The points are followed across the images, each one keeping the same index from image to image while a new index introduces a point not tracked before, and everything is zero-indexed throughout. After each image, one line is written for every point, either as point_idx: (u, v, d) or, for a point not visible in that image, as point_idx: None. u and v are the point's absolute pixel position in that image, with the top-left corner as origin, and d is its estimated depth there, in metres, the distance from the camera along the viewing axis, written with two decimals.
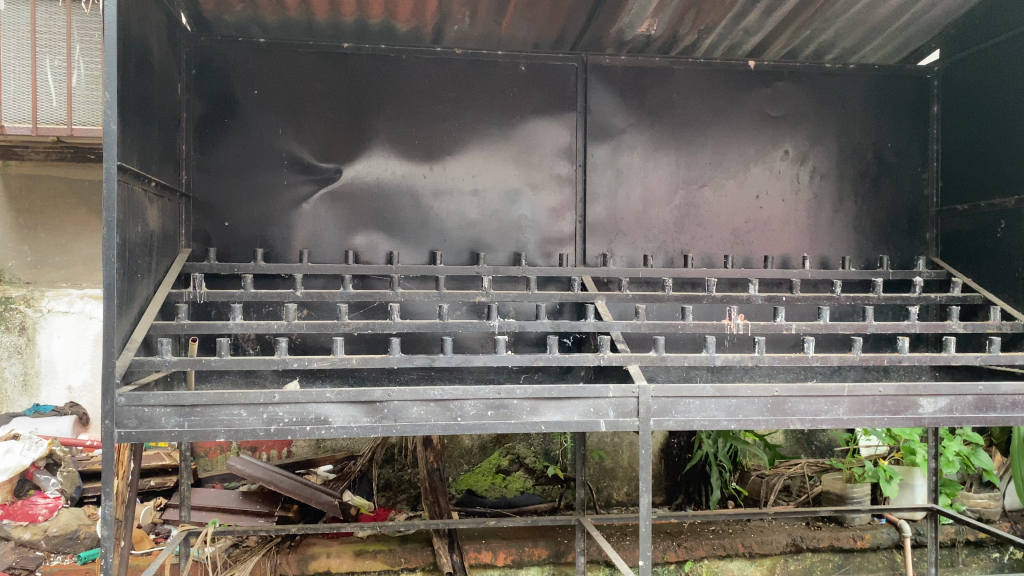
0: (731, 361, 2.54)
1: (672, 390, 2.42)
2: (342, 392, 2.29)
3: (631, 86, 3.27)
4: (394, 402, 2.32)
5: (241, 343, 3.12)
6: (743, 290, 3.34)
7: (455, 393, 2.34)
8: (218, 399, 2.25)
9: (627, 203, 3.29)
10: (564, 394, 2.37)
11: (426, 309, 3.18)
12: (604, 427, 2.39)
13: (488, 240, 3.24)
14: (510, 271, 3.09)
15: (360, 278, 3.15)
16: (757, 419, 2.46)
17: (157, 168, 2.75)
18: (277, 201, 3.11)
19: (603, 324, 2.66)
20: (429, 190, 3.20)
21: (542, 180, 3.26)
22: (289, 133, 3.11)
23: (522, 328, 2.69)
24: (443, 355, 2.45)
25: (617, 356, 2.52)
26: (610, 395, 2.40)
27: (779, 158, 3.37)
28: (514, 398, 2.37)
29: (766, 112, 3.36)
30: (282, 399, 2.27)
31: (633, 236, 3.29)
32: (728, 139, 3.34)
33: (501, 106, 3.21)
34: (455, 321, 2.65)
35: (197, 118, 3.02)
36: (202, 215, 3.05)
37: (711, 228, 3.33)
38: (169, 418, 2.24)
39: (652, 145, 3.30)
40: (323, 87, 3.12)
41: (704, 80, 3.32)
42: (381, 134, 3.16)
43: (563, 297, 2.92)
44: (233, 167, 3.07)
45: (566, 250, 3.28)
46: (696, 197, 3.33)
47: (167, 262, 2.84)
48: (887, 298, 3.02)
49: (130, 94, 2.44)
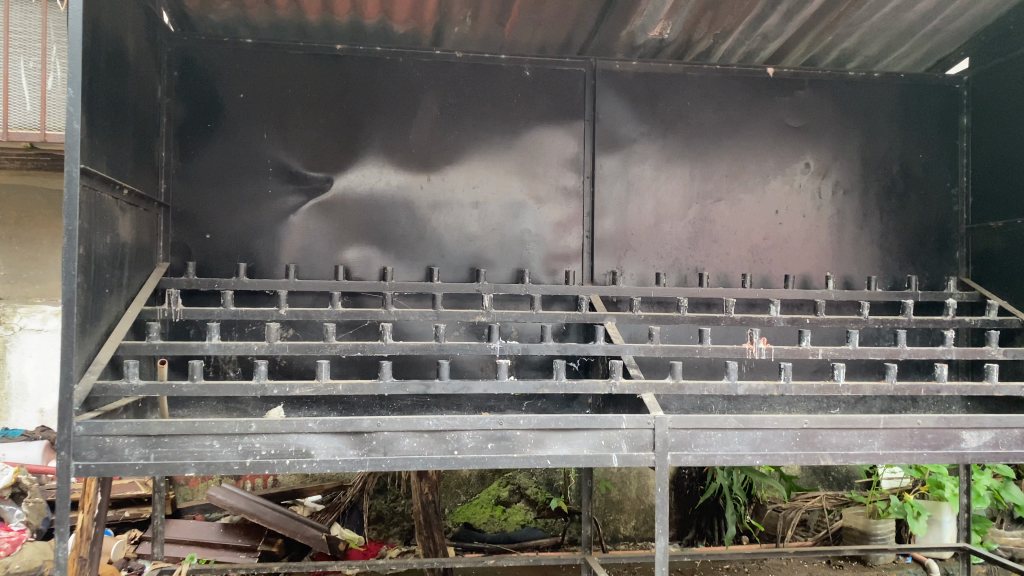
0: (755, 390, 2.32)
1: (691, 422, 2.19)
2: (326, 423, 2.06)
3: (642, 93, 3.06)
4: (385, 433, 2.10)
5: (221, 365, 2.90)
6: (762, 311, 3.11)
7: (452, 423, 2.11)
8: (190, 429, 2.03)
9: (638, 218, 3.07)
10: (573, 426, 2.15)
11: (422, 329, 2.96)
12: (618, 463, 2.17)
13: (488, 255, 3.02)
14: (512, 289, 2.86)
15: (350, 296, 2.93)
16: (784, 454, 2.24)
17: (131, 175, 2.53)
18: (262, 212, 2.89)
19: (614, 347, 2.45)
20: (426, 201, 2.98)
21: (547, 192, 3.04)
22: (276, 140, 2.90)
23: (525, 352, 2.48)
24: (440, 381, 2.23)
25: (631, 383, 2.29)
26: (624, 426, 2.18)
27: (800, 171, 3.15)
28: (517, 430, 2.14)
29: (786, 122, 3.15)
30: (260, 429, 2.05)
31: (644, 253, 3.07)
32: (746, 150, 3.12)
33: (504, 114, 3.01)
34: (452, 343, 2.43)
35: (178, 122, 2.82)
36: (182, 227, 2.84)
37: (728, 245, 3.11)
38: (133, 450, 2.01)
39: (665, 156, 3.08)
40: (313, 92, 2.91)
41: (720, 88, 3.11)
42: (375, 142, 2.95)
43: (569, 318, 2.69)
44: (216, 176, 2.86)
45: (572, 267, 3.05)
46: (711, 212, 3.10)
47: (141, 278, 2.62)
48: (919, 322, 2.79)
49: (100, 93, 2.23)
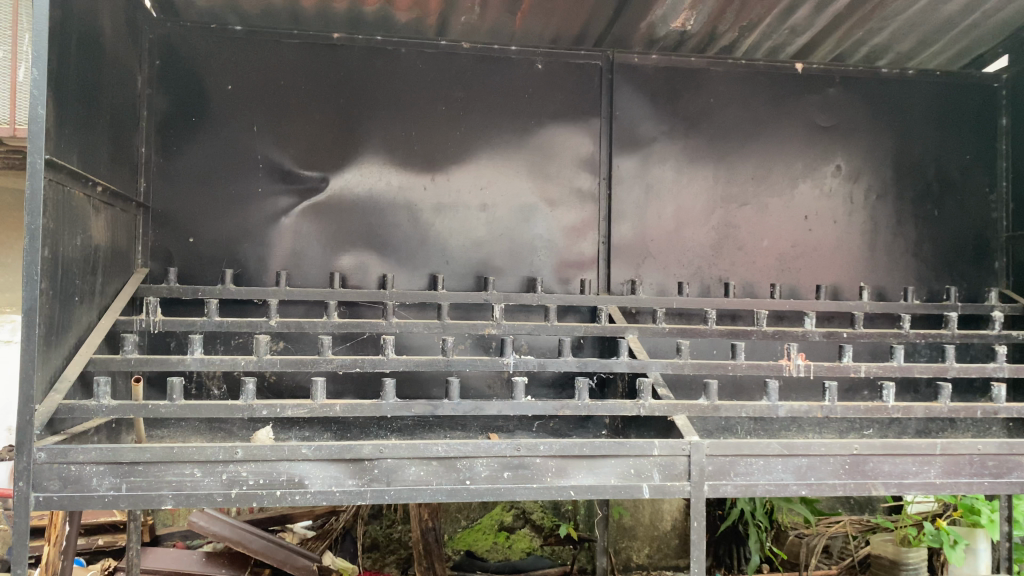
0: (797, 412, 2.10)
1: (731, 447, 1.97)
2: (322, 449, 1.83)
3: (663, 89, 2.85)
4: (388, 461, 1.86)
5: (204, 382, 2.65)
6: (791, 324, 2.89)
7: (464, 449, 1.88)
8: (167, 456, 1.79)
9: (658, 223, 2.84)
10: (599, 453, 1.92)
11: (426, 342, 2.72)
12: (649, 493, 1.94)
13: (497, 262, 2.79)
14: (523, 300, 2.63)
15: (346, 305, 2.69)
16: (831, 483, 2.01)
17: (106, 171, 2.29)
18: (251, 214, 2.65)
19: (639, 363, 2.22)
20: (430, 204, 2.75)
21: (560, 195, 2.82)
22: (266, 136, 2.66)
23: (541, 367, 2.23)
24: (449, 401, 1.99)
25: (662, 404, 2.06)
26: (655, 453, 1.95)
27: (830, 174, 2.94)
28: (537, 457, 1.91)
29: (816, 122, 2.93)
30: (247, 456, 1.82)
31: (664, 261, 2.84)
32: (773, 151, 2.91)
33: (513, 110, 2.79)
34: (460, 359, 2.18)
35: (159, 115, 2.59)
36: (163, 229, 2.60)
37: (754, 253, 2.89)
38: (102, 480, 1.77)
39: (687, 156, 2.86)
40: (308, 84, 2.68)
41: (746, 85, 2.90)
42: (374, 139, 2.72)
43: (586, 331, 2.46)
44: (200, 175, 2.62)
45: (587, 276, 2.83)
46: (736, 217, 2.88)
47: (116, 284, 2.38)
48: (965, 337, 2.57)
49: (69, 79, 1.99)
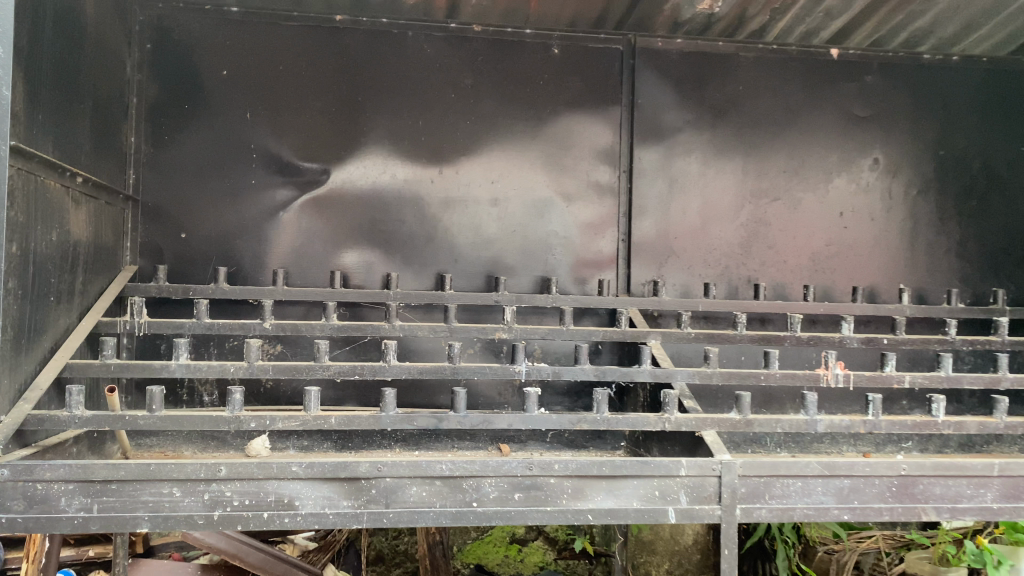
0: (838, 427, 1.91)
1: (766, 467, 1.78)
2: (314, 467, 1.65)
3: (687, 76, 2.65)
4: (387, 480, 1.69)
5: (196, 388, 2.47)
6: (825, 329, 2.69)
7: (471, 468, 1.70)
8: (143, 474, 1.62)
9: (682, 219, 2.65)
10: (620, 473, 1.73)
11: (432, 346, 2.54)
12: (675, 518, 1.76)
13: (509, 260, 2.60)
14: (537, 301, 2.44)
15: (347, 307, 2.52)
16: (877, 507, 1.81)
17: (88, 161, 2.13)
18: (246, 208, 2.48)
19: (663, 372, 2.04)
20: (438, 198, 2.57)
21: (576, 188, 2.63)
22: (263, 126, 2.49)
23: (556, 376, 2.05)
24: (455, 414, 1.81)
25: (689, 419, 1.88)
26: (683, 473, 1.76)
27: (867, 168, 2.73)
28: (551, 476, 1.73)
29: (853, 111, 2.73)
30: (231, 474, 1.65)
31: (688, 260, 2.64)
32: (806, 143, 2.71)
33: (527, 98, 2.60)
34: (468, 366, 2.01)
35: (150, 102, 2.43)
36: (153, 224, 2.44)
37: (785, 252, 2.69)
38: (72, 499, 1.60)
39: (713, 148, 2.66)
40: (308, 70, 2.51)
41: (777, 72, 2.70)
42: (379, 129, 2.54)
43: (605, 336, 2.27)
44: (193, 166, 2.46)
45: (605, 276, 2.64)
46: (766, 213, 2.68)
47: (100, 283, 2.22)
48: (1018, 344, 2.36)
49: (42, 59, 1.82)
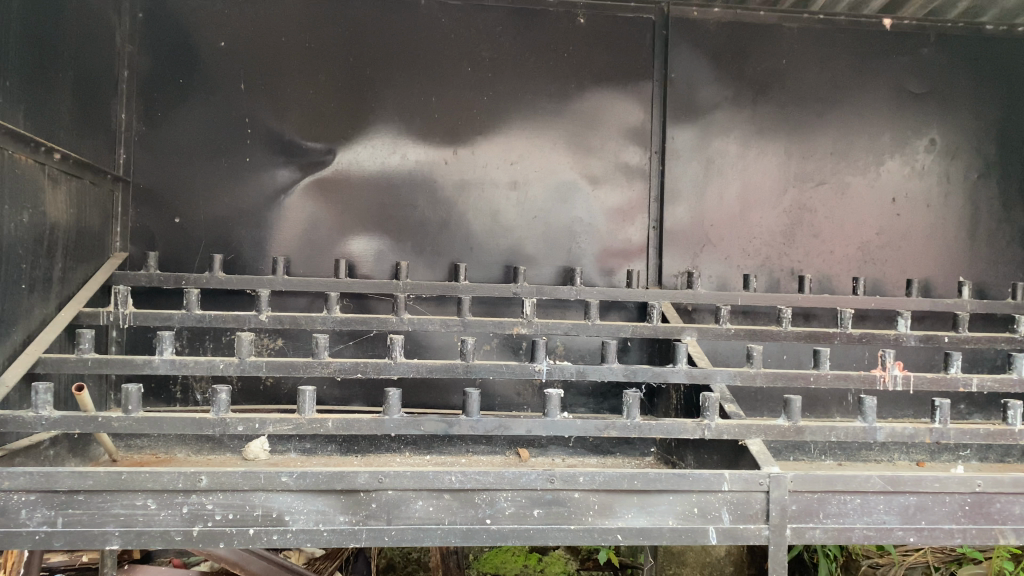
0: (901, 437, 1.68)
1: (820, 482, 1.56)
2: (306, 478, 1.45)
3: (725, 49, 2.43)
4: (389, 494, 1.49)
5: (190, 386, 2.29)
6: (875, 326, 2.45)
7: (484, 481, 1.50)
8: (113, 484, 1.42)
9: (719, 205, 2.42)
10: (653, 487, 1.52)
11: (445, 342, 2.34)
12: (716, 538, 1.55)
13: (529, 249, 2.39)
14: (559, 294, 2.22)
15: (354, 298, 2.32)
16: (947, 529, 1.58)
17: (67, 136, 1.94)
18: (245, 191, 2.29)
19: (701, 372, 1.83)
20: (452, 180, 2.36)
21: (603, 171, 2.41)
22: (263, 102, 2.30)
23: (580, 376, 1.84)
24: (467, 418, 1.61)
25: (731, 426, 1.66)
26: (726, 488, 1.55)
27: (923, 149, 2.49)
28: (576, 491, 1.52)
29: (907, 87, 2.49)
30: (213, 485, 1.45)
31: (725, 250, 2.42)
32: (856, 122, 2.47)
33: (550, 72, 2.39)
34: (483, 364, 1.80)
35: (142, 76, 2.25)
36: (145, 207, 2.25)
37: (832, 242, 2.45)
38: (32, 512, 1.41)
39: (752, 128, 2.44)
40: (312, 42, 2.32)
41: (824, 44, 2.47)
42: (389, 106, 2.34)
43: (635, 332, 2.05)
44: (187, 145, 2.27)
45: (634, 266, 2.42)
46: (811, 199, 2.45)
47: (84, 270, 2.04)
48: None
49: (6, 18, 1.63)
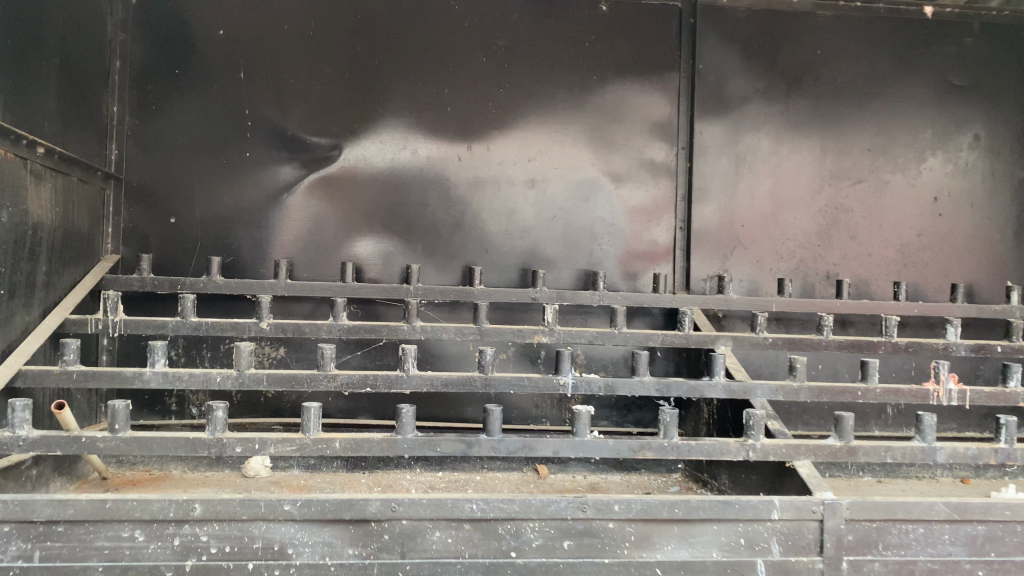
0: (964, 458, 1.53)
1: (879, 510, 1.41)
2: (312, 506, 1.31)
3: (755, 38, 2.28)
4: (403, 524, 1.34)
5: (186, 398, 2.13)
6: (917, 334, 2.30)
7: (509, 509, 1.35)
8: (97, 514, 1.27)
9: (750, 205, 2.27)
10: (694, 516, 1.38)
11: (459, 351, 2.20)
12: (765, 572, 1.40)
13: (548, 252, 2.23)
14: (581, 299, 2.07)
15: (361, 304, 2.17)
16: (1020, 561, 1.43)
17: (52, 129, 1.80)
18: (245, 189, 2.14)
19: (740, 387, 1.69)
20: (466, 177, 2.21)
21: (627, 168, 2.26)
22: (265, 94, 2.15)
23: (609, 391, 1.69)
24: (489, 438, 1.47)
25: (778, 447, 1.52)
26: (776, 517, 1.40)
27: (966, 145, 2.33)
28: (611, 520, 1.37)
29: (949, 80, 2.33)
30: (208, 514, 1.30)
31: (757, 252, 2.27)
32: (895, 116, 2.32)
33: (570, 62, 2.25)
34: (503, 377, 1.65)
35: (135, 66, 2.10)
36: (139, 207, 2.11)
37: (870, 243, 2.30)
38: (6, 546, 1.26)
39: (785, 122, 2.29)
40: (317, 30, 2.17)
41: (861, 33, 2.32)
42: (398, 98, 2.19)
43: (665, 340, 1.90)
44: (184, 140, 2.12)
45: (660, 270, 2.26)
46: (847, 198, 2.30)
47: (71, 274, 1.89)
48: None
49: None
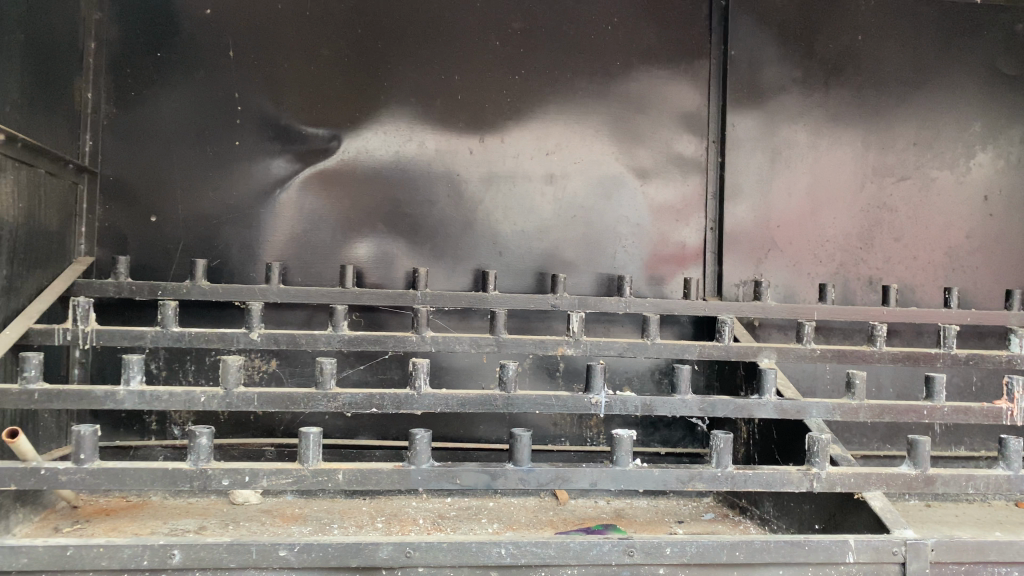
0: None
1: (968, 551, 1.22)
2: (312, 552, 1.11)
3: (792, 22, 2.10)
4: (420, 572, 1.14)
5: (168, 416, 1.93)
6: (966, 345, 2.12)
7: (545, 553, 1.15)
8: (56, 563, 1.07)
9: (786, 203, 2.08)
10: (758, 560, 1.18)
11: (469, 363, 2.00)
12: None
13: (568, 254, 2.04)
14: (606, 307, 1.87)
15: (364, 312, 1.97)
16: None
17: (16, 114, 1.59)
18: (234, 185, 1.94)
19: (794, 406, 1.49)
20: (477, 172, 2.02)
21: (653, 163, 2.07)
22: (257, 80, 1.95)
23: (646, 411, 1.50)
24: (517, 468, 1.27)
25: (845, 478, 1.32)
26: (851, 560, 1.21)
27: (1017, 140, 2.16)
28: (661, 565, 1.18)
29: (999, 69, 2.16)
30: (189, 562, 1.10)
31: (794, 255, 2.08)
32: (941, 108, 2.14)
33: (592, 47, 2.06)
34: (528, 396, 1.45)
35: (114, 49, 1.90)
36: (116, 204, 1.90)
37: (916, 246, 2.12)
38: None
39: (823, 114, 2.11)
40: (315, 10, 1.97)
41: (905, 18, 2.14)
42: (404, 86, 2.00)
43: (704, 352, 1.71)
44: (166, 130, 1.92)
45: (689, 274, 2.07)
46: (891, 196, 2.12)
47: (38, 278, 1.68)
48: None
49: None
